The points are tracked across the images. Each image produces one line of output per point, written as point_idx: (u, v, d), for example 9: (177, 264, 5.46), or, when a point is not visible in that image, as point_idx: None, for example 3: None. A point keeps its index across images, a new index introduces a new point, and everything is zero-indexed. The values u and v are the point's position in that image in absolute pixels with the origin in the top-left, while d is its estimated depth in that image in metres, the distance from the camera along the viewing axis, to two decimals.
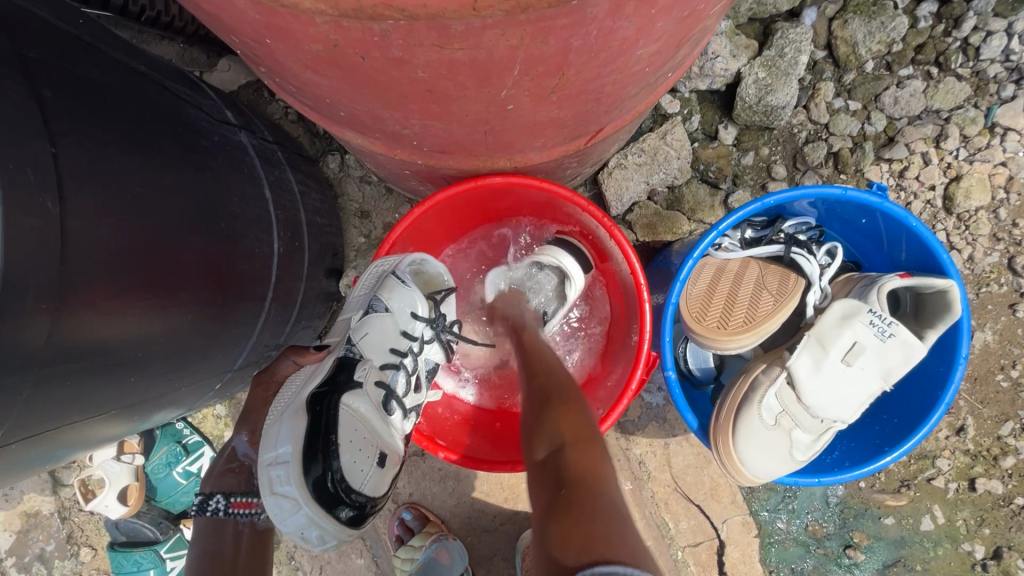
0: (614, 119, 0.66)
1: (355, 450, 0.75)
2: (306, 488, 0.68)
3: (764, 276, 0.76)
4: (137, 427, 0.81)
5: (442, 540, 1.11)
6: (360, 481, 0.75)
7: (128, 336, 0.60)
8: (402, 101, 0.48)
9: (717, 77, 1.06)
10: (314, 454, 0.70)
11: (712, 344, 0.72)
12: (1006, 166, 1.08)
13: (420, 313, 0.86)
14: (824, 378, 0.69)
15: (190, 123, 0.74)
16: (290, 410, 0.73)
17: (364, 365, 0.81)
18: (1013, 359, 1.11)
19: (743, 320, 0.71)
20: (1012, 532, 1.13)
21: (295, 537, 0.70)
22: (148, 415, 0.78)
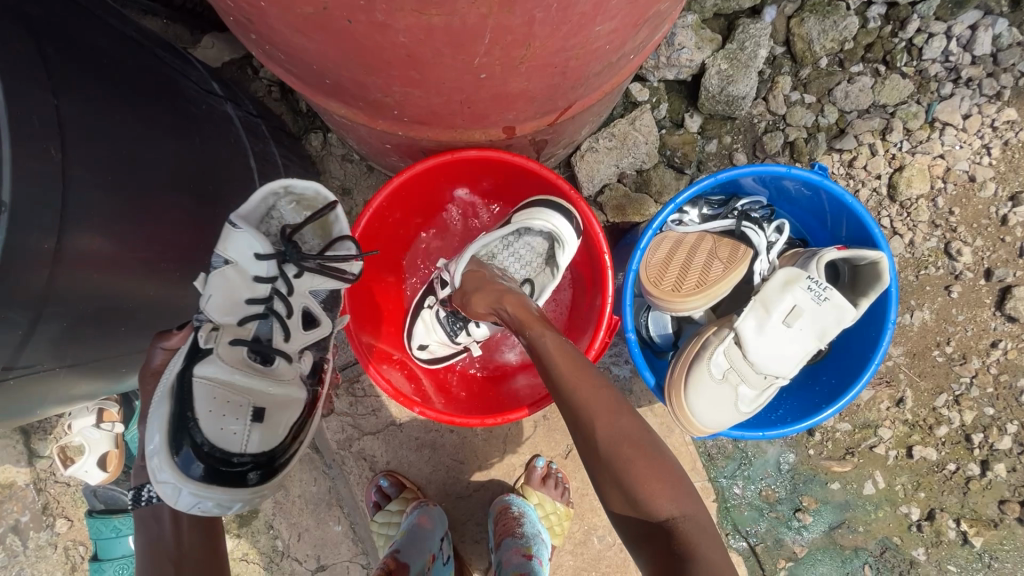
0: (581, 96, 0.71)
1: (220, 418, 0.76)
2: (173, 469, 0.72)
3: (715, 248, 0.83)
4: (116, 385, 0.88)
5: (423, 506, 1.15)
6: (240, 440, 0.77)
7: (113, 285, 0.66)
8: (385, 67, 0.53)
9: (683, 68, 1.13)
10: (177, 435, 0.73)
11: (668, 306, 0.79)
12: (944, 159, 1.18)
13: (264, 254, 0.80)
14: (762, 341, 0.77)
15: (179, 92, 0.77)
16: (156, 395, 0.75)
17: (211, 330, 0.79)
18: (947, 336, 1.21)
19: (695, 284, 0.78)
20: (945, 495, 1.23)
21: (197, 509, 0.75)
22: (125, 375, 0.85)
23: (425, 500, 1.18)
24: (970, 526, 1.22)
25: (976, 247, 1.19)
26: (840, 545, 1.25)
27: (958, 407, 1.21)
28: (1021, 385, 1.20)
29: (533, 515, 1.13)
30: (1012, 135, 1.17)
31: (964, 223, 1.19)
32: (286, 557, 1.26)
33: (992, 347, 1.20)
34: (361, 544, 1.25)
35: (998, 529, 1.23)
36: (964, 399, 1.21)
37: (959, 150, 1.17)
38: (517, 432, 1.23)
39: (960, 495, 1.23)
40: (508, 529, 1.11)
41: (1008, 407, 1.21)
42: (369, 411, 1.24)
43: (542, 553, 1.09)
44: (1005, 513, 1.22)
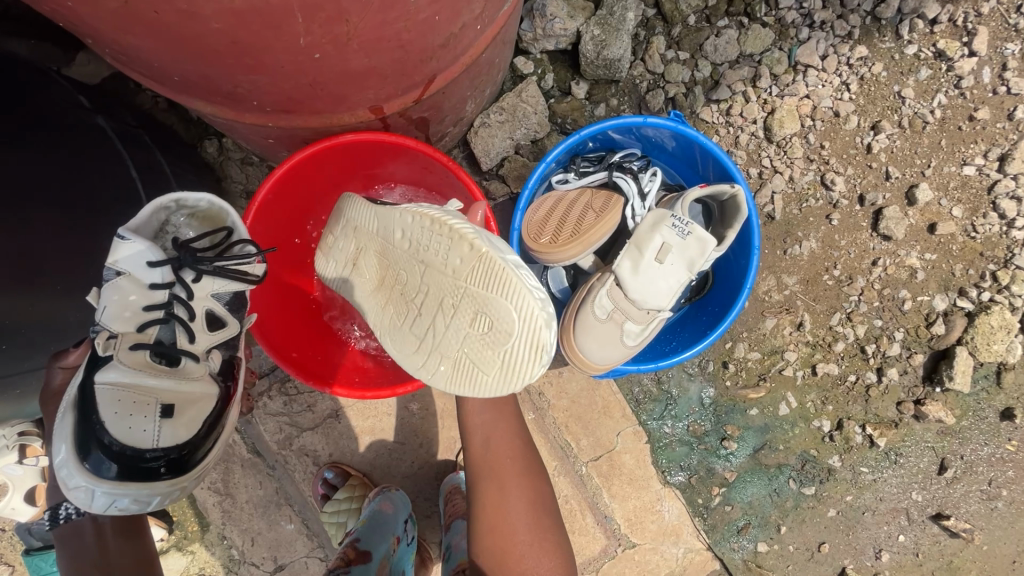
0: (437, 69, 0.75)
1: (126, 418, 0.78)
2: (86, 470, 0.76)
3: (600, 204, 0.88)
4: (24, 407, 0.87)
5: (385, 492, 1.17)
6: (147, 438, 0.79)
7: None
8: (216, 57, 0.55)
9: (560, 37, 1.18)
10: (84, 439, 0.77)
11: (548, 257, 0.85)
12: (810, 98, 1.28)
13: (153, 261, 0.81)
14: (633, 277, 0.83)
15: (34, 109, 0.79)
16: (62, 408, 0.79)
17: (109, 337, 0.80)
18: (834, 261, 1.32)
19: (571, 234, 0.84)
20: (850, 405, 1.35)
21: (113, 510, 0.79)
22: (33, 393, 0.85)
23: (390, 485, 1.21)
24: (874, 429, 1.35)
25: (848, 175, 1.30)
26: (765, 465, 1.35)
27: (851, 323, 1.33)
28: (902, 296, 1.33)
29: None
30: (866, 70, 1.28)
31: (835, 155, 1.30)
32: (243, 563, 1.27)
33: (873, 265, 1.32)
34: (316, 539, 1.28)
35: (899, 428, 1.36)
36: (855, 315, 1.33)
37: (822, 88, 1.28)
38: (454, 405, 1.27)
39: (862, 402, 1.35)
40: (458, 508, 1.15)
41: (894, 316, 1.33)
42: (305, 407, 1.25)
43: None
44: (902, 413, 1.35)
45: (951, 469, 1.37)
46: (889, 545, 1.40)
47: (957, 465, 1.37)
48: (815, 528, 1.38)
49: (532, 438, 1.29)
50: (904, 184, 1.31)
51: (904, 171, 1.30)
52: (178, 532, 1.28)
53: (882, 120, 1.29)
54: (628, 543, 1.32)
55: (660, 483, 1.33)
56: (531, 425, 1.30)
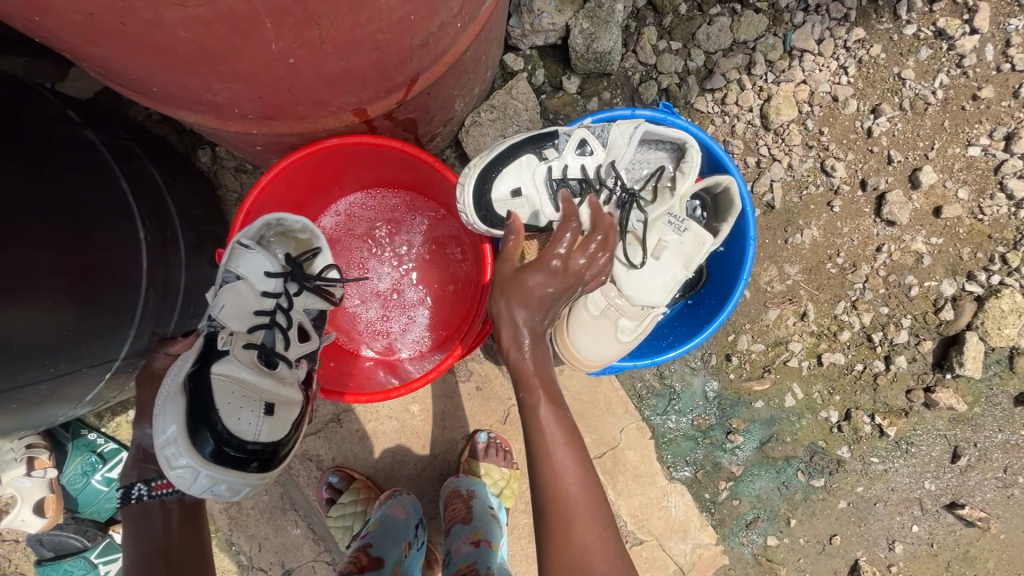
0: (419, 69, 0.75)
1: (236, 409, 0.84)
2: (194, 451, 0.79)
3: (589, 143, 0.75)
4: (28, 421, 0.87)
5: (396, 496, 1.17)
6: (247, 432, 0.84)
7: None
8: (190, 66, 0.55)
9: (549, 33, 1.17)
10: (197, 424, 0.81)
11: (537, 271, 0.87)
12: (807, 83, 1.25)
13: (272, 271, 0.92)
14: (502, 195, 0.76)
15: (22, 125, 0.80)
16: (167, 394, 0.81)
17: (228, 334, 0.89)
18: (836, 249, 1.30)
19: None
20: (857, 394, 1.33)
21: (207, 495, 0.82)
22: (39, 406, 0.85)
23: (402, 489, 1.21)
24: (883, 419, 1.32)
25: (848, 161, 1.28)
26: (773, 457, 1.34)
27: (856, 312, 1.30)
28: (908, 282, 1.30)
29: (483, 493, 1.16)
30: (864, 53, 1.25)
31: (834, 140, 1.27)
32: (252, 569, 1.28)
33: (877, 252, 1.30)
34: (323, 543, 1.28)
35: (909, 417, 1.33)
36: (860, 303, 1.30)
37: (819, 73, 1.25)
38: (455, 406, 1.26)
39: (870, 391, 1.33)
40: (459, 511, 1.12)
41: (900, 303, 1.31)
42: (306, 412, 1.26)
43: (498, 528, 1.12)
44: (912, 401, 1.33)
45: (964, 457, 1.34)
46: (902, 536, 1.37)
47: (970, 453, 1.34)
48: (826, 521, 1.36)
49: None
50: (907, 167, 1.28)
51: (907, 154, 1.27)
52: None
53: (882, 103, 1.26)
54: (635, 540, 1.31)
55: (666, 479, 1.32)
56: None
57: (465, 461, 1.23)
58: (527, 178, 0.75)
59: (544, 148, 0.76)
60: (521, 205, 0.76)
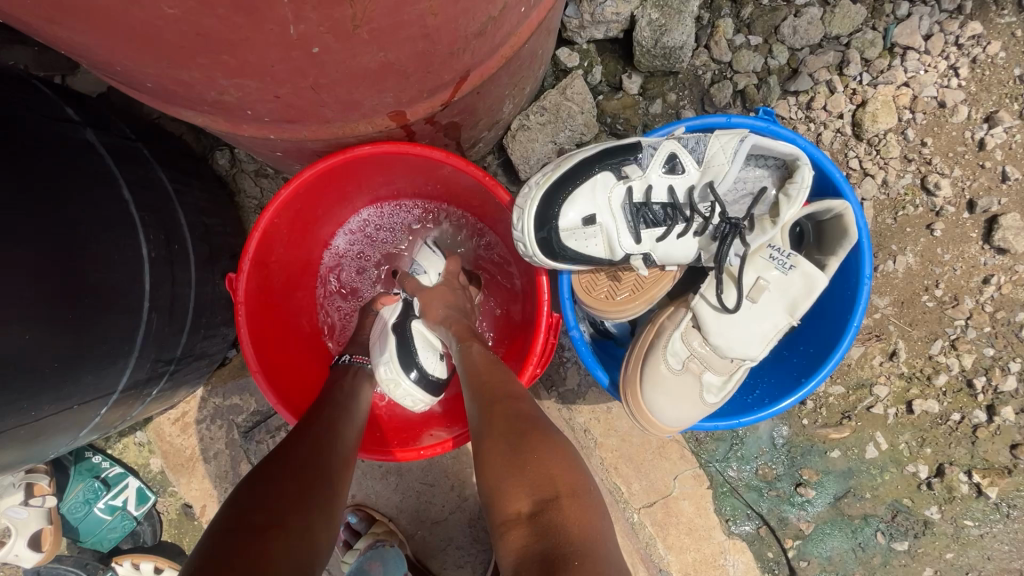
0: (471, 64, 0.61)
1: (427, 347, 0.88)
2: (413, 379, 0.85)
3: (678, 159, 0.64)
4: (26, 458, 0.78)
5: (377, 547, 1.06)
6: (411, 404, 0.88)
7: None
8: (184, 56, 0.42)
9: (611, 24, 1.02)
10: (403, 352, 0.85)
11: (605, 314, 0.72)
12: (909, 87, 1.07)
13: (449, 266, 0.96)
14: (570, 222, 0.63)
15: (11, 124, 0.69)
16: (381, 332, 0.87)
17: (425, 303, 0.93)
18: (935, 279, 1.12)
19: (632, 289, 0.72)
20: (952, 448, 1.15)
21: (406, 404, 0.87)
22: (30, 444, 0.74)
23: (386, 537, 1.09)
24: (983, 478, 1.14)
25: (954, 177, 1.09)
26: (848, 515, 1.17)
27: (956, 353, 1.12)
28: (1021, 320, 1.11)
29: None
30: (980, 51, 1.06)
31: (938, 153, 1.09)
32: None
33: (984, 284, 1.11)
34: None
35: (1014, 476, 1.14)
36: (961, 343, 1.12)
37: (925, 74, 1.07)
38: None
39: (968, 445, 1.14)
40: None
41: (1010, 345, 1.12)
42: None
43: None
44: (1019, 458, 1.14)
45: None
46: None
47: None
48: None
49: None
50: None
51: None
52: None
53: (1000, 110, 1.07)
54: None
55: (723, 534, 1.16)
56: None
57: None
58: (602, 202, 0.64)
59: (624, 166, 0.64)
60: (593, 235, 0.65)
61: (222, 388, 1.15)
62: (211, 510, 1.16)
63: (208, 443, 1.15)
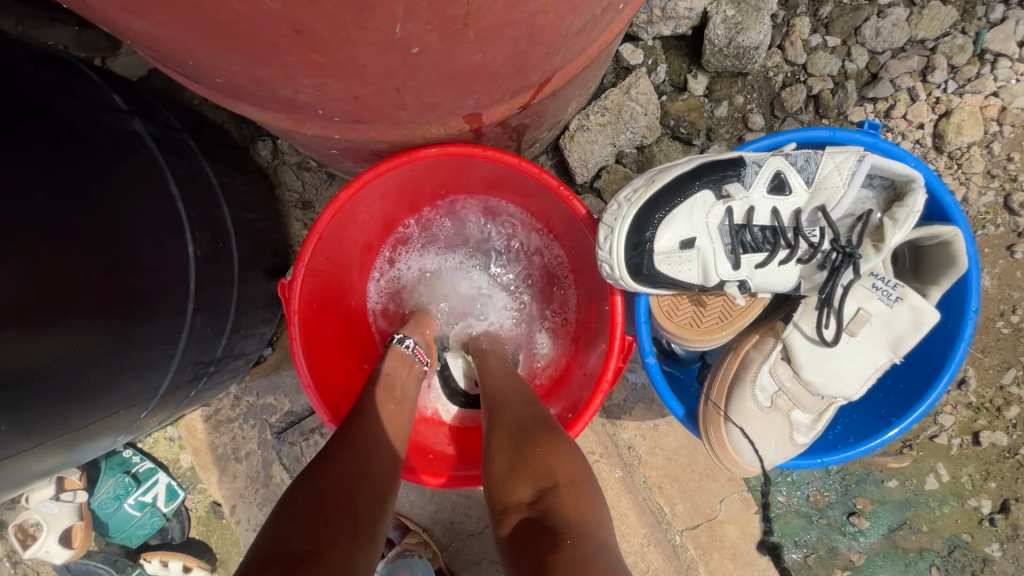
0: (560, 66, 0.55)
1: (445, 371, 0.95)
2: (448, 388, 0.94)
3: (784, 177, 0.58)
4: (69, 458, 0.73)
5: (406, 559, 1.01)
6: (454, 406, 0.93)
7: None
8: (272, 52, 0.37)
9: (681, 20, 0.95)
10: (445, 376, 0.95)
11: (687, 344, 0.68)
12: (999, 97, 1.00)
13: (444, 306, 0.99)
14: (665, 244, 0.58)
15: (60, 113, 0.65)
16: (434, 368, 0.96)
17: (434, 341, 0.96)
18: (1013, 304, 1.04)
19: (719, 318, 0.68)
20: (1019, 483, 1.08)
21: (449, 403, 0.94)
22: (67, 452, 0.70)
23: (416, 546, 1.03)
24: None
25: None
26: (902, 548, 1.11)
27: None
28: None
29: None
30: None
31: None
32: None
33: None
34: None
35: None
36: None
37: (1017, 84, 0.99)
38: None
39: None
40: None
41: None
42: None
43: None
44: None
45: None
46: None
47: None
48: None
49: (618, 500, 1.10)
50: None
51: None
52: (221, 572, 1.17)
53: None
54: None
55: (769, 561, 1.11)
56: (617, 484, 1.10)
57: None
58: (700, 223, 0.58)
59: (725, 182, 0.59)
60: (689, 259, 0.60)
61: (256, 386, 1.12)
62: (241, 510, 1.13)
63: (240, 442, 1.12)
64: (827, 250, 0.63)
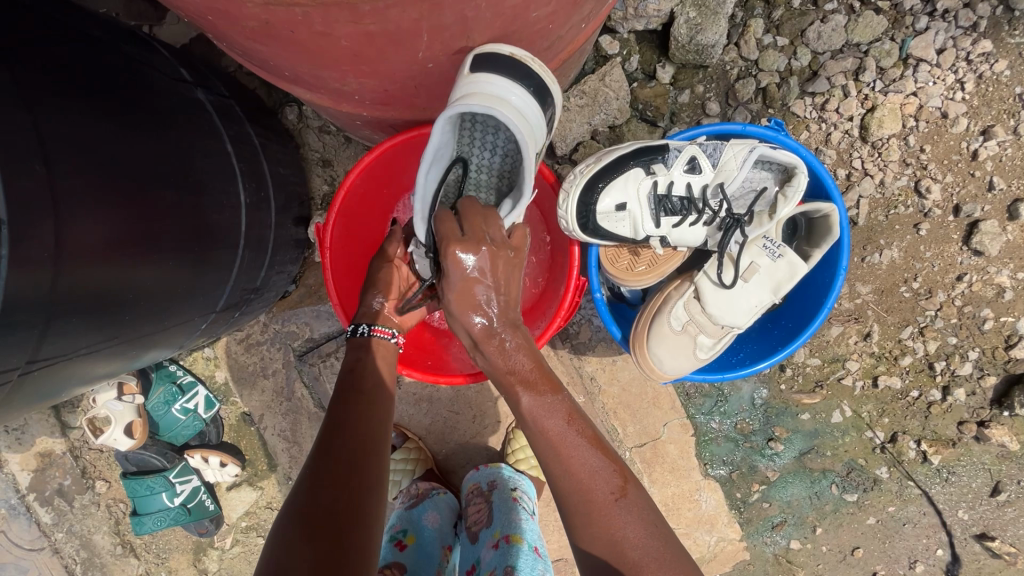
0: (536, 68, 0.74)
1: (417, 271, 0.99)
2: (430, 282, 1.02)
3: (698, 161, 0.78)
4: (134, 363, 0.92)
5: (433, 497, 1.24)
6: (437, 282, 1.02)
7: (124, 281, 0.71)
8: (337, 63, 0.56)
9: (651, 18, 1.12)
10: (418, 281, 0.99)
11: (624, 282, 0.89)
12: (917, 97, 1.18)
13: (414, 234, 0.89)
14: (606, 206, 0.79)
15: (148, 83, 0.83)
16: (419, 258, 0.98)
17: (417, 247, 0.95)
18: (914, 273, 1.26)
19: (648, 264, 0.88)
20: (907, 419, 1.33)
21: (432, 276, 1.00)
22: (143, 352, 0.89)
23: (439, 485, 1.27)
24: (929, 446, 1.33)
25: (945, 183, 1.22)
26: (809, 468, 1.36)
27: (922, 339, 1.28)
28: (984, 315, 1.26)
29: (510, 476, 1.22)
30: (986, 68, 1.16)
31: (934, 160, 1.21)
32: None
33: (957, 280, 1.26)
34: None
35: (956, 447, 1.33)
36: (928, 330, 1.28)
37: (933, 87, 1.17)
38: None
39: (921, 418, 1.32)
40: (482, 513, 1.18)
41: (971, 335, 1.28)
42: None
43: (518, 514, 1.13)
44: (963, 432, 1.32)
45: (1004, 492, 1.34)
46: (925, 557, 1.40)
47: (1011, 490, 1.34)
48: (851, 533, 1.40)
49: None
50: (1008, 197, 1.21)
51: (1012, 182, 1.20)
52: (250, 470, 1.42)
53: (995, 125, 1.18)
54: None
55: (701, 475, 1.37)
56: (580, 408, 1.34)
57: (510, 454, 1.31)
58: (633, 192, 0.79)
59: (653, 163, 0.79)
60: (623, 219, 0.80)
61: (282, 316, 1.33)
62: (268, 419, 1.36)
63: (268, 362, 1.34)
64: (722, 215, 0.81)
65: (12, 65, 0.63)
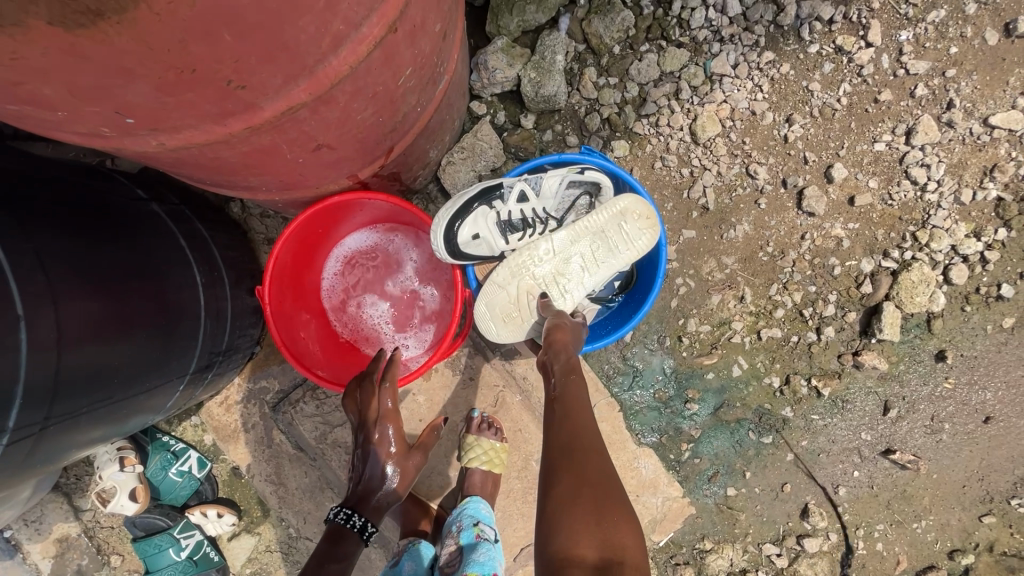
0: (393, 144, 1.01)
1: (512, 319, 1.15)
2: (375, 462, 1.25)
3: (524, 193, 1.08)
4: (123, 426, 1.13)
5: (410, 549, 1.41)
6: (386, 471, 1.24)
7: (110, 349, 0.94)
8: (235, 171, 0.82)
9: (503, 83, 1.42)
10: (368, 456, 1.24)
11: None
12: (727, 103, 1.48)
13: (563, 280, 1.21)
14: (465, 236, 1.07)
15: (112, 205, 1.09)
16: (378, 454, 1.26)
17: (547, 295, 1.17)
18: (766, 240, 1.52)
19: None
20: (795, 362, 1.56)
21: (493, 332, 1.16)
22: (130, 414, 1.10)
23: (412, 538, 1.45)
24: (818, 381, 1.55)
25: (770, 164, 1.50)
26: (726, 420, 1.57)
27: (787, 292, 1.53)
28: (832, 263, 1.52)
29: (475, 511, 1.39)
30: (775, 71, 1.47)
31: (756, 148, 1.50)
32: (300, 539, 1.57)
33: (802, 239, 1.52)
34: None
35: (841, 377, 1.55)
36: (790, 284, 1.53)
37: (737, 93, 1.48)
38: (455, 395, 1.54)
39: (806, 358, 1.55)
40: (452, 555, 1.34)
41: (826, 281, 1.53)
42: (333, 408, 1.52)
43: (479, 551, 1.31)
44: (843, 363, 1.55)
45: (893, 409, 1.55)
46: (845, 480, 1.59)
47: (899, 405, 1.55)
48: (777, 471, 1.59)
49: (521, 416, 1.55)
50: (822, 165, 1.50)
51: (820, 154, 1.50)
52: (246, 518, 1.60)
53: (794, 113, 1.48)
54: None
55: (635, 444, 1.58)
56: (520, 405, 1.55)
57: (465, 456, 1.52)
58: (482, 223, 1.08)
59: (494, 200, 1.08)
60: (480, 244, 1.09)
61: (253, 376, 1.55)
62: (254, 467, 1.56)
63: (248, 418, 1.55)
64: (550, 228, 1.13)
65: (13, 208, 0.88)
